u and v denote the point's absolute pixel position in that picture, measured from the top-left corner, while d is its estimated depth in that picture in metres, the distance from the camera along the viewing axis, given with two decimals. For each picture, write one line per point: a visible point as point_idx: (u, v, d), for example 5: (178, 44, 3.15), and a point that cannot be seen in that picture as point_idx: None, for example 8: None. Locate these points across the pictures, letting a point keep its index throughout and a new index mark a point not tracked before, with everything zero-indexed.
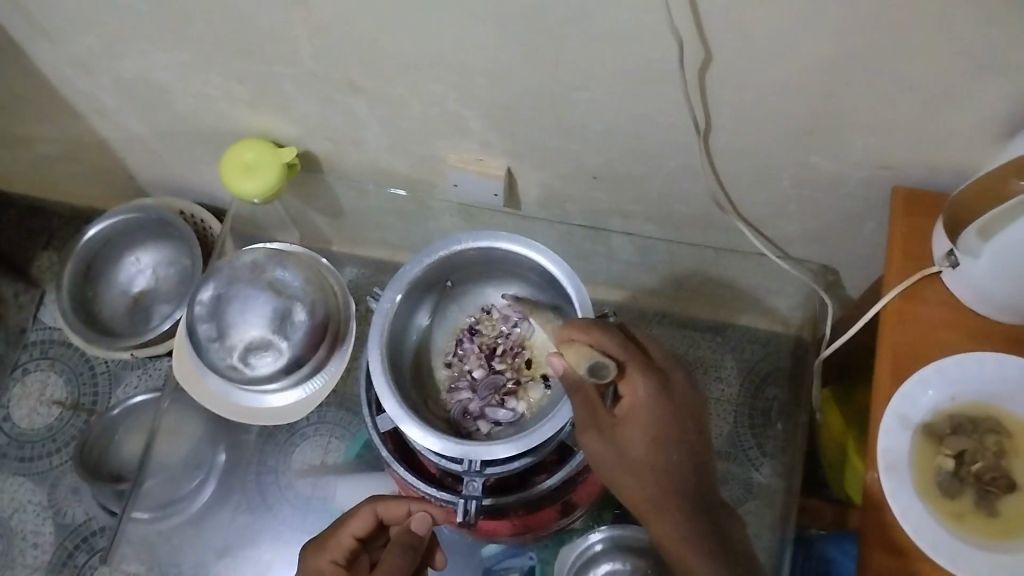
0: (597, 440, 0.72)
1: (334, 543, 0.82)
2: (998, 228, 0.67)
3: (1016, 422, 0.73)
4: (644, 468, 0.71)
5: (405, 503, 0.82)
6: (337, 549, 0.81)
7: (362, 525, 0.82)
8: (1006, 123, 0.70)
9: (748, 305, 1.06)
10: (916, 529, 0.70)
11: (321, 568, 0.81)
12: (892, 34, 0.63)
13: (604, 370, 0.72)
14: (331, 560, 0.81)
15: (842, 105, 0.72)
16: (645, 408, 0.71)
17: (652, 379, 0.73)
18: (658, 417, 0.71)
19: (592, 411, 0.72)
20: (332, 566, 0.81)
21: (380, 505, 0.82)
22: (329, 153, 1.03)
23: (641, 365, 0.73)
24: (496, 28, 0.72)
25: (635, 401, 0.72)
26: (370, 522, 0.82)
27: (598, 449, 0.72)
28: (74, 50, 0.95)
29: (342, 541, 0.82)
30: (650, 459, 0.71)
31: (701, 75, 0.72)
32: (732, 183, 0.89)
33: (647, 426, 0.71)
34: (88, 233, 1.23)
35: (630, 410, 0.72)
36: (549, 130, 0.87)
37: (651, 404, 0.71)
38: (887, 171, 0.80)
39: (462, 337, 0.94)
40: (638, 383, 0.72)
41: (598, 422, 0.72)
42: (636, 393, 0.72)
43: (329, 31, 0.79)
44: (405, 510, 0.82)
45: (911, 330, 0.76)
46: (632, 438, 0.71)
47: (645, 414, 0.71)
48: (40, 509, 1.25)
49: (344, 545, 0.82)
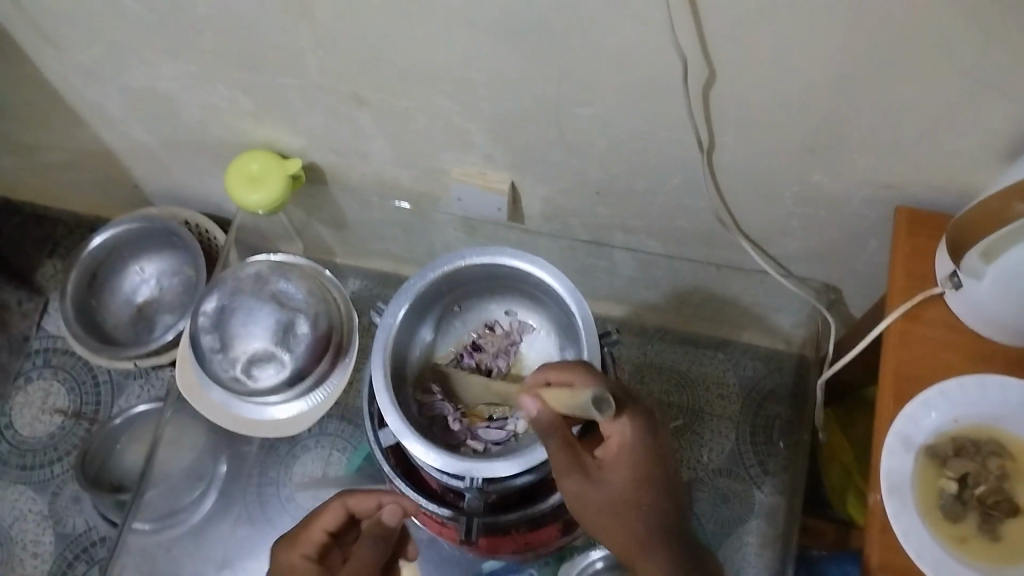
0: (582, 481, 0.71)
1: (304, 537, 0.81)
2: (1000, 251, 0.67)
3: (1017, 445, 0.73)
4: (632, 505, 0.70)
5: (375, 496, 0.83)
6: (308, 543, 0.80)
7: (333, 518, 0.82)
8: (1010, 144, 0.70)
9: (752, 323, 1.08)
10: (918, 551, 0.70)
11: (292, 563, 0.79)
12: (896, 55, 0.63)
13: (606, 406, 0.70)
14: (302, 554, 0.80)
15: (845, 124, 0.72)
16: (630, 448, 0.72)
17: (638, 420, 0.73)
18: (643, 458, 0.71)
19: (574, 452, 0.71)
20: (304, 560, 0.79)
21: (351, 498, 0.82)
22: (333, 165, 1.03)
23: (627, 407, 0.73)
24: (500, 43, 0.73)
25: (622, 442, 0.72)
26: (340, 515, 0.82)
27: (583, 489, 0.71)
28: (81, 59, 0.95)
29: (313, 535, 0.81)
30: (636, 498, 0.70)
31: (705, 92, 0.72)
32: (735, 201, 0.89)
33: (633, 465, 0.71)
34: (93, 242, 1.24)
35: (617, 451, 0.72)
36: (553, 145, 0.87)
37: (639, 445, 0.72)
38: (889, 190, 0.80)
39: (463, 353, 0.93)
40: (624, 424, 0.72)
41: (583, 463, 0.71)
42: (623, 434, 0.72)
43: (334, 43, 0.79)
44: (377, 503, 0.83)
45: (914, 351, 0.76)
46: (618, 478, 0.71)
47: (633, 455, 0.71)
48: (40, 518, 1.25)
49: (315, 539, 0.81)
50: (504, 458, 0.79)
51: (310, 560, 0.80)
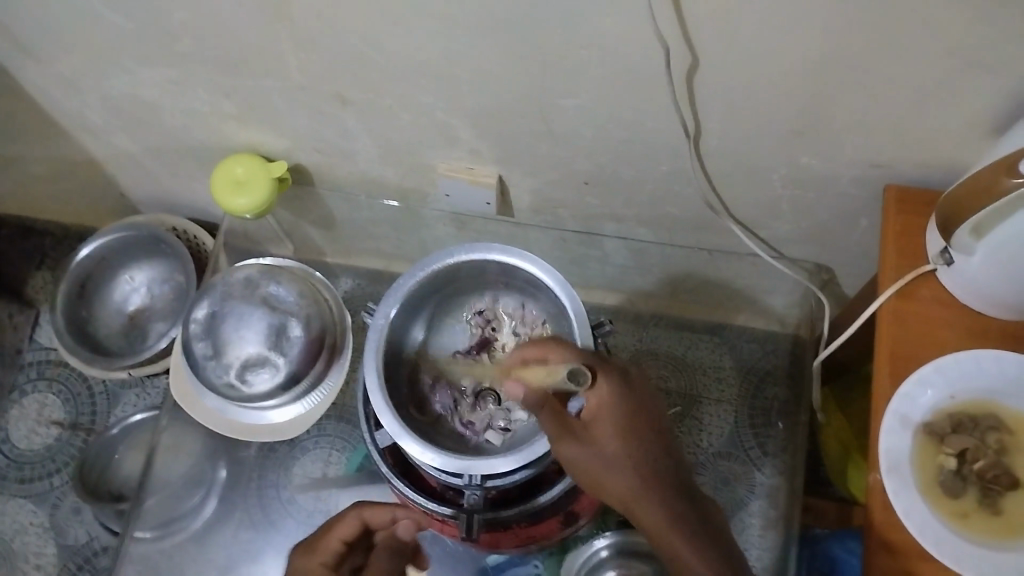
0: (573, 445, 0.72)
1: (322, 546, 0.81)
2: (989, 226, 0.66)
3: (1016, 419, 0.73)
4: (619, 461, 0.70)
5: (389, 509, 0.84)
6: (327, 550, 0.81)
7: (350, 529, 0.82)
8: (996, 119, 0.70)
9: (746, 306, 1.08)
10: (920, 529, 0.70)
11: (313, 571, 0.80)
12: (878, 33, 0.63)
13: (582, 376, 0.71)
14: (321, 563, 0.80)
15: (832, 104, 0.72)
16: (610, 405, 0.71)
17: (615, 377, 0.72)
18: (624, 412, 0.71)
19: (562, 419, 0.73)
20: (322, 567, 0.80)
21: (368, 510, 0.83)
22: (320, 166, 1.03)
23: (604, 365, 0.73)
24: (482, 38, 0.72)
25: (601, 401, 0.71)
26: (357, 527, 0.83)
27: (575, 453, 0.71)
28: (60, 70, 0.94)
29: (331, 543, 0.82)
30: (624, 454, 0.70)
31: (689, 78, 0.72)
32: (724, 186, 0.89)
33: (616, 421, 0.70)
34: (82, 252, 1.23)
35: (597, 409, 0.71)
36: (538, 137, 0.86)
37: (617, 400, 0.71)
38: (878, 169, 0.80)
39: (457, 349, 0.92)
40: (601, 382, 0.72)
41: (571, 428, 0.72)
42: (601, 391, 0.71)
43: (315, 44, 0.78)
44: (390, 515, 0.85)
45: (908, 330, 0.76)
46: (605, 436, 0.71)
47: (612, 410, 0.70)
48: (41, 530, 1.25)
49: (332, 548, 0.81)
50: (502, 454, 0.79)
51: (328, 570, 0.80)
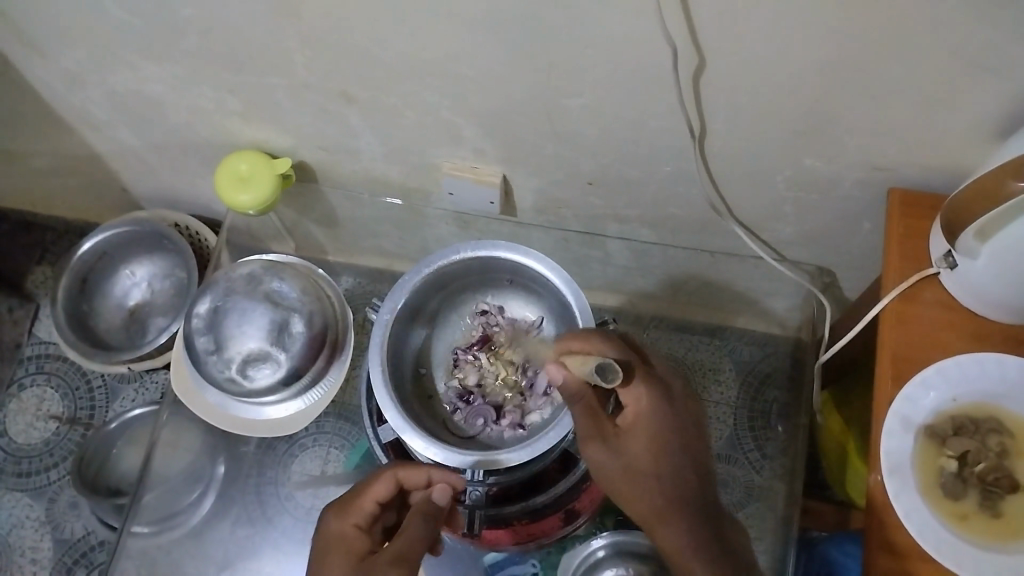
0: (602, 449, 0.72)
1: (356, 507, 0.75)
2: (994, 230, 0.67)
3: (1017, 423, 0.73)
4: (648, 474, 0.72)
5: (425, 467, 0.77)
6: (359, 511, 0.75)
7: (383, 490, 0.76)
8: (1000, 123, 0.70)
9: (747, 309, 1.08)
10: (921, 530, 0.70)
11: (345, 533, 0.74)
12: (886, 36, 0.63)
13: (612, 374, 0.70)
14: (354, 525, 0.74)
15: (839, 107, 0.72)
16: (647, 415, 0.73)
17: (655, 387, 0.74)
18: (661, 426, 0.73)
19: (596, 419, 0.72)
20: (355, 531, 0.74)
21: (402, 470, 0.76)
22: (323, 163, 1.03)
23: (645, 374, 0.74)
24: (489, 37, 0.72)
25: (638, 411, 0.73)
26: (390, 487, 0.76)
27: (603, 458, 0.72)
28: (66, 63, 0.94)
29: (365, 505, 0.76)
30: (653, 467, 0.72)
31: (696, 79, 0.72)
32: (728, 188, 0.89)
33: (650, 432, 0.72)
34: (83, 246, 1.23)
35: (634, 419, 0.73)
36: (543, 137, 0.87)
37: (656, 414, 0.73)
38: (882, 172, 0.80)
39: (461, 350, 0.92)
40: (640, 392, 0.73)
41: (602, 431, 0.72)
42: (639, 401, 0.73)
43: (322, 41, 0.78)
44: (426, 474, 0.77)
45: (911, 332, 0.76)
46: (635, 446, 0.72)
47: (649, 423, 0.72)
48: (38, 525, 1.25)
49: (366, 509, 0.76)
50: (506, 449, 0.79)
51: (361, 532, 0.75)
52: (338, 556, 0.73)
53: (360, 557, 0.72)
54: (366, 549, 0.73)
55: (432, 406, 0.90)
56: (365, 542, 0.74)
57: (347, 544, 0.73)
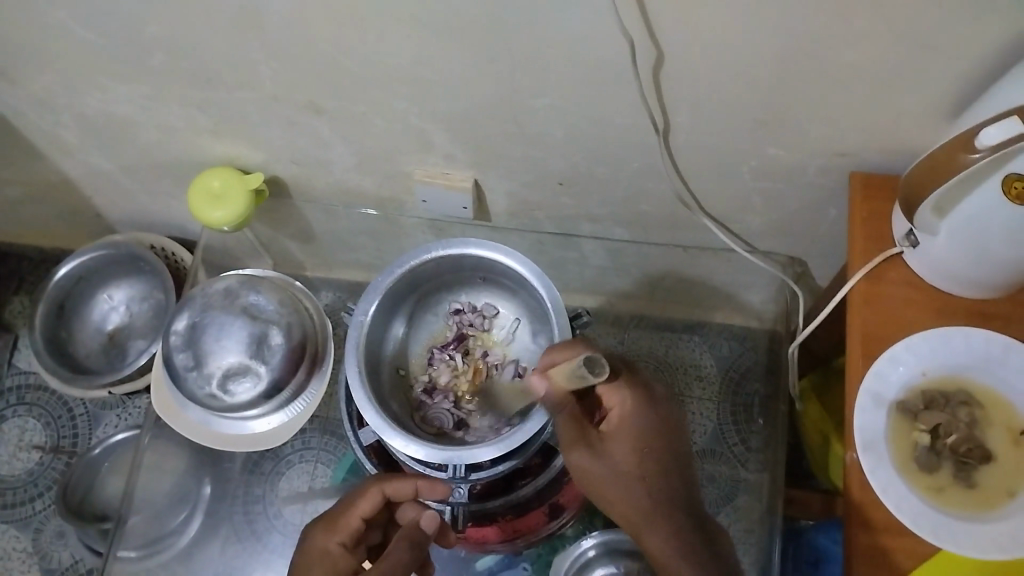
0: (586, 454, 0.72)
1: (342, 525, 0.77)
2: (952, 205, 0.69)
3: (986, 395, 0.75)
4: (633, 476, 0.72)
5: (412, 483, 0.78)
6: (345, 529, 0.77)
7: (370, 507, 0.78)
8: (953, 101, 0.72)
9: (724, 303, 1.10)
10: (897, 504, 0.71)
11: (330, 551, 0.76)
12: (834, 22, 0.65)
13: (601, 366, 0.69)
14: (339, 543, 0.77)
15: (796, 95, 0.74)
16: (632, 419, 0.73)
17: (639, 391, 0.75)
18: (644, 429, 0.73)
19: (580, 426, 0.73)
20: (340, 549, 0.77)
21: (390, 485, 0.78)
22: (297, 176, 1.04)
23: (628, 380, 0.76)
24: (451, 41, 0.74)
25: (623, 414, 0.74)
26: (377, 504, 0.78)
27: (587, 462, 0.72)
28: (34, 89, 0.95)
29: (351, 521, 0.78)
30: (638, 469, 0.72)
31: (656, 72, 0.74)
32: (696, 181, 0.90)
33: (635, 435, 0.73)
34: (59, 271, 1.23)
35: (619, 421, 0.74)
36: (511, 139, 0.88)
37: (639, 416, 0.73)
38: (844, 157, 0.82)
39: (434, 349, 0.93)
40: (623, 395, 0.75)
41: (587, 436, 0.73)
42: (623, 405, 0.74)
43: (287, 53, 0.79)
44: (414, 490, 0.79)
45: (878, 309, 0.78)
46: (619, 449, 0.73)
47: (633, 426, 0.73)
48: (25, 556, 1.24)
49: (352, 527, 0.78)
50: (486, 443, 0.78)
51: (346, 550, 0.77)
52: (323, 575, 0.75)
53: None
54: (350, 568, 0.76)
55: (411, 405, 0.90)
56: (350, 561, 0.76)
57: (332, 563, 0.76)
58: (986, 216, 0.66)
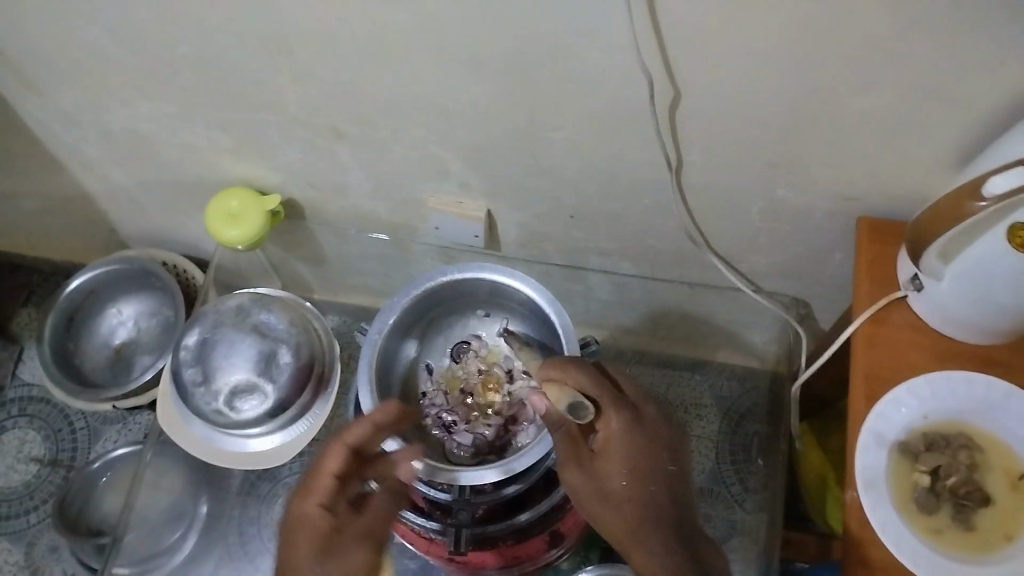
0: (578, 473, 0.74)
1: (315, 486, 0.72)
2: (957, 249, 0.70)
3: (987, 439, 0.76)
4: (621, 497, 0.72)
5: (372, 423, 0.76)
6: (322, 491, 0.72)
7: (340, 462, 0.74)
8: (959, 151, 0.74)
9: (727, 342, 1.12)
10: (897, 544, 0.72)
11: (309, 515, 0.71)
12: (847, 69, 0.67)
13: (584, 412, 0.75)
14: (317, 505, 0.71)
15: (807, 138, 0.76)
16: (619, 440, 0.73)
17: (629, 413, 0.75)
18: (634, 451, 0.73)
19: (573, 444, 0.75)
20: (320, 510, 0.71)
21: (349, 434, 0.75)
22: (312, 199, 1.06)
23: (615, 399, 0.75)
24: (474, 71, 0.76)
25: (610, 435, 0.74)
26: (346, 458, 0.74)
27: (579, 481, 0.74)
28: (62, 103, 0.97)
29: (324, 481, 0.73)
30: (626, 490, 0.72)
31: (672, 111, 0.76)
32: (704, 219, 0.92)
33: (623, 456, 0.73)
34: (71, 284, 1.24)
35: (608, 440, 0.74)
36: (525, 170, 0.90)
37: (625, 438, 0.73)
38: (850, 202, 0.84)
39: (427, 378, 0.93)
40: (611, 415, 0.74)
41: (579, 455, 0.75)
42: (611, 423, 0.74)
43: (313, 78, 0.82)
44: (376, 431, 0.76)
45: (881, 351, 0.79)
46: (609, 470, 0.73)
47: (620, 448, 0.73)
48: (17, 569, 1.23)
49: (327, 486, 0.72)
50: (492, 466, 0.79)
51: (327, 512, 0.71)
52: (307, 546, 0.70)
53: (331, 540, 0.70)
54: (336, 530, 0.71)
55: (423, 429, 0.89)
56: (334, 523, 0.71)
57: (312, 527, 0.70)
58: (992, 262, 0.68)
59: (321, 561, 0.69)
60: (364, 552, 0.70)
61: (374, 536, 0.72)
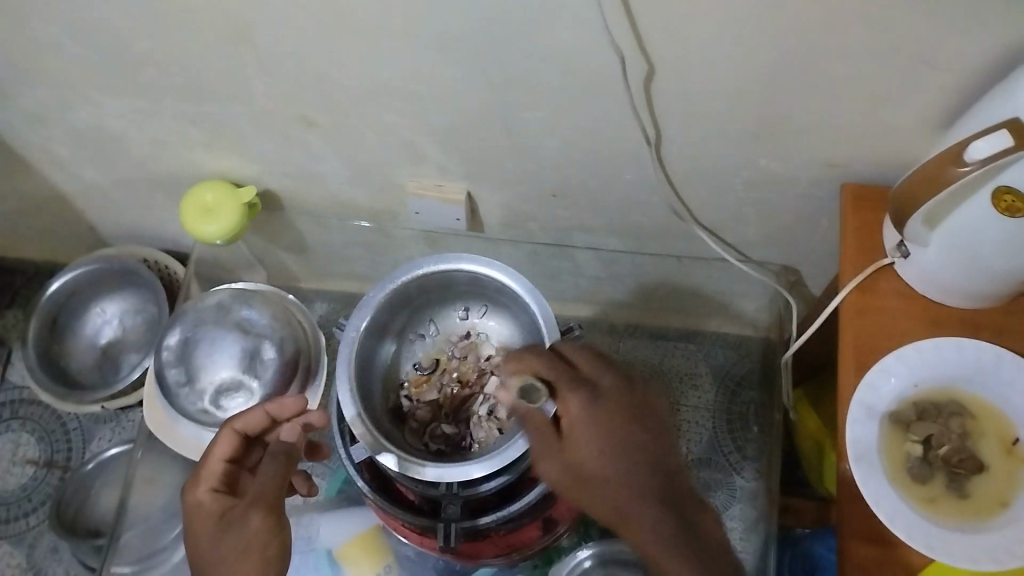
0: (551, 463, 0.70)
1: (208, 470, 0.78)
2: (942, 215, 0.69)
3: (979, 406, 0.75)
4: (599, 478, 0.68)
5: (263, 411, 0.83)
6: (212, 475, 0.77)
7: (231, 445, 0.81)
8: (944, 114, 0.72)
9: (718, 313, 1.10)
10: (891, 516, 0.71)
11: (202, 501, 0.76)
12: (822, 37, 0.65)
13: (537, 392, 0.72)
14: (209, 489, 0.76)
15: (788, 108, 0.74)
16: (583, 421, 0.69)
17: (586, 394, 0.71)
18: (601, 427, 0.69)
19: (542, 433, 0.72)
20: (213, 494, 0.76)
21: (237, 420, 0.82)
22: (289, 190, 1.03)
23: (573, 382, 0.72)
24: (441, 54, 0.74)
25: (573, 419, 0.70)
26: (236, 441, 0.81)
27: (554, 470, 0.70)
28: (28, 104, 0.95)
29: (215, 466, 0.79)
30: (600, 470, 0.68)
31: (646, 85, 0.74)
32: (689, 191, 0.90)
33: (589, 436, 0.69)
34: (51, 286, 1.23)
35: (571, 424, 0.70)
36: (502, 151, 0.88)
37: (590, 418, 0.69)
38: (835, 168, 0.82)
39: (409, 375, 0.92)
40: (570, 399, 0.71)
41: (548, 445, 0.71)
42: (573, 407, 0.71)
43: (278, 68, 0.79)
44: (266, 419, 0.83)
45: (869, 323, 0.78)
46: (579, 453, 0.69)
47: (583, 429, 0.69)
48: (18, 571, 1.22)
49: (218, 470, 0.78)
50: (477, 460, 0.78)
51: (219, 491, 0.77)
52: (205, 526, 0.74)
53: (225, 517, 0.74)
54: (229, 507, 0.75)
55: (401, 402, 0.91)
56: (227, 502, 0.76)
57: (207, 510, 0.75)
58: (981, 228, 0.66)
59: (221, 536, 0.73)
60: (259, 516, 0.73)
61: (267, 499, 0.74)
